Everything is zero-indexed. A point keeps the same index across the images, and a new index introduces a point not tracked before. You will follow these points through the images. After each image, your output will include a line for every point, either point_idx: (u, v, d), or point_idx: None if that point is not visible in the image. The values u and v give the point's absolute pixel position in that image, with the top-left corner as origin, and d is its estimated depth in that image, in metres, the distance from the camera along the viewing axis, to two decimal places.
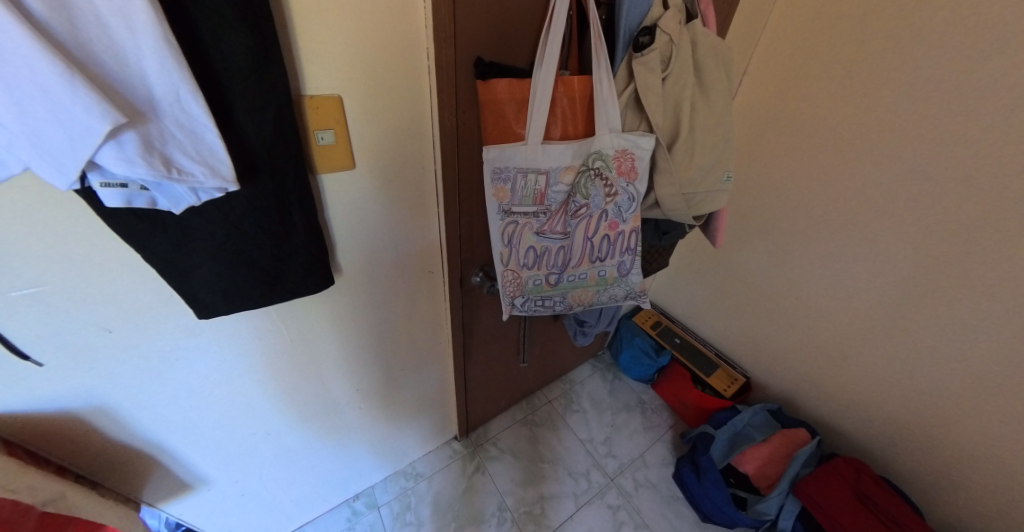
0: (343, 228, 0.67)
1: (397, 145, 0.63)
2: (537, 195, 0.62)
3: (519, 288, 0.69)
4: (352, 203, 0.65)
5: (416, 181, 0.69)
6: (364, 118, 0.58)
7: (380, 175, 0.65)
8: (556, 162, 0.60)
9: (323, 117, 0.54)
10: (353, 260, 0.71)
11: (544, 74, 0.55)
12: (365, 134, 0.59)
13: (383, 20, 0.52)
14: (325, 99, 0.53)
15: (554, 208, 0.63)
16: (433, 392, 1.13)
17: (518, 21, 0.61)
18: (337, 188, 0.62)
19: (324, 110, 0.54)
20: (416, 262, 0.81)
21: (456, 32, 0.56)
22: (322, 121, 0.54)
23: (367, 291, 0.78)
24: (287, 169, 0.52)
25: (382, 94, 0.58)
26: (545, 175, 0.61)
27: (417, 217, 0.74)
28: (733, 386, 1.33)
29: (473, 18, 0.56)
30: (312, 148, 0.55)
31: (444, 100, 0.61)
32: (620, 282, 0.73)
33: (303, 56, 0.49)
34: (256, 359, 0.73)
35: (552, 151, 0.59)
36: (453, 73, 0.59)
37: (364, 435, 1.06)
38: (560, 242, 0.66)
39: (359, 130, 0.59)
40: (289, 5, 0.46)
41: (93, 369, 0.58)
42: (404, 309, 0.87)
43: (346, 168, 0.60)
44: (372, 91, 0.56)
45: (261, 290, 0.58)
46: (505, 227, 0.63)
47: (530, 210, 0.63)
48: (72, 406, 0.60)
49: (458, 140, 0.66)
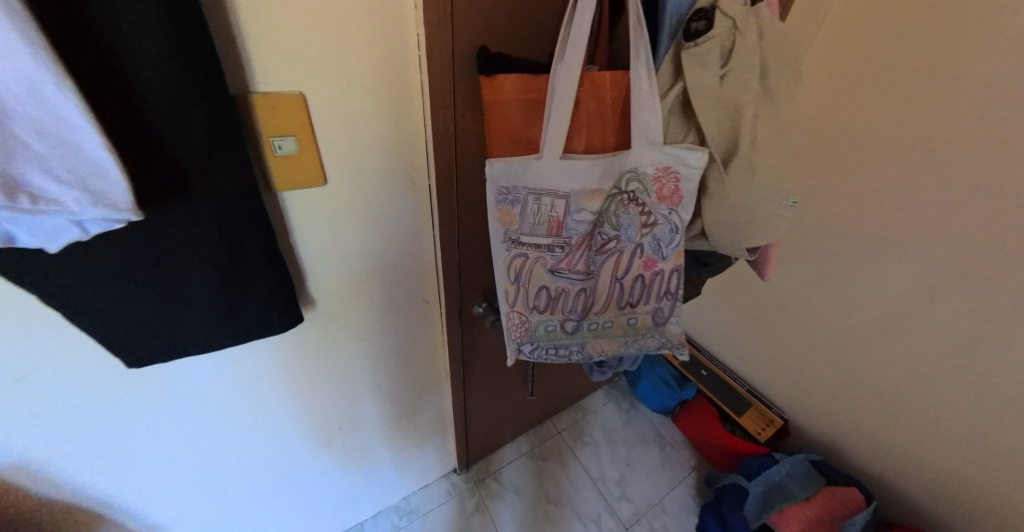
0: (318, 254, 0.55)
1: (380, 154, 0.51)
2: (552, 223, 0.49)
3: (526, 332, 0.55)
4: (326, 227, 0.53)
5: (407, 197, 0.57)
6: (338, 121, 0.46)
7: (360, 190, 0.53)
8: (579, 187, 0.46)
9: (280, 121, 0.42)
10: (329, 290, 0.60)
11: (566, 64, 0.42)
12: (338, 140, 0.47)
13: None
14: (287, 98, 0.42)
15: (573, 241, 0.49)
16: (429, 427, 1.01)
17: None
18: (305, 207, 0.50)
19: (283, 113, 0.42)
20: (406, 291, 0.68)
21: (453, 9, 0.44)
22: (280, 126, 0.43)
23: (347, 323, 0.66)
24: (233, 187, 0.40)
25: (359, 91, 0.45)
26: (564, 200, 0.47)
27: (407, 240, 0.61)
28: (769, 429, 1.17)
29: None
30: (266, 157, 0.43)
31: (438, 96, 0.48)
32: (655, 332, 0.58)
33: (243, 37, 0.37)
34: (216, 400, 0.62)
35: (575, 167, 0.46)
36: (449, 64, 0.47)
37: (351, 472, 0.95)
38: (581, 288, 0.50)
39: (329, 135, 0.46)
40: None
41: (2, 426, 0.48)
42: (393, 341, 0.75)
43: (315, 183, 0.48)
44: (347, 87, 0.44)
45: (205, 331, 0.47)
46: (511, 261, 0.51)
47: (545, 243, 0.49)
48: None
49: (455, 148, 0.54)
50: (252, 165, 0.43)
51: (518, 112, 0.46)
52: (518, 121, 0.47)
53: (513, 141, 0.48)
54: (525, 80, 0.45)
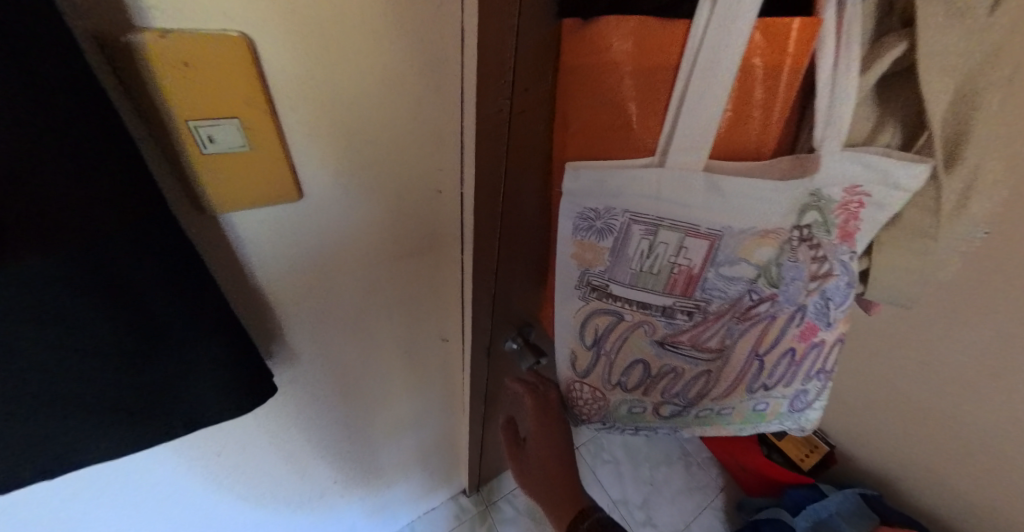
0: (294, 290, 0.39)
1: (388, 148, 0.33)
2: (681, 275, 0.31)
3: (599, 410, 0.39)
4: (305, 253, 0.37)
5: (425, 210, 0.40)
6: (312, 96, 0.28)
7: (354, 201, 0.35)
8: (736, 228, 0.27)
9: (208, 96, 0.23)
10: (312, 332, 0.44)
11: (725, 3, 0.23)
12: (314, 126, 0.29)
13: None
14: (221, 50, 0.22)
15: (710, 304, 0.31)
16: (441, 463, 0.86)
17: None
18: (270, 230, 0.33)
19: (211, 80, 0.23)
20: (417, 326, 0.52)
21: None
22: (208, 105, 0.23)
23: (337, 366, 0.50)
24: (128, 220, 0.21)
25: (348, 43, 0.27)
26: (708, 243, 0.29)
27: (421, 264, 0.45)
28: (814, 456, 0.98)
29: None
30: (187, 158, 0.25)
31: (493, 58, 0.28)
32: (788, 417, 0.38)
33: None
34: (172, 471, 0.47)
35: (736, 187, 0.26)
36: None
37: (350, 520, 0.80)
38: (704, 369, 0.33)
39: (299, 119, 0.28)
40: None
41: None
42: (401, 382, 0.58)
43: (287, 195, 0.31)
44: (327, 32, 0.26)
45: (113, 446, 0.29)
46: (592, 317, 0.34)
47: (660, 305, 0.31)
48: None
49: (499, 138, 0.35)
50: (152, 170, 0.26)
51: (630, 90, 0.27)
52: (629, 105, 0.28)
53: (617, 138, 0.29)
54: (649, 32, 0.26)
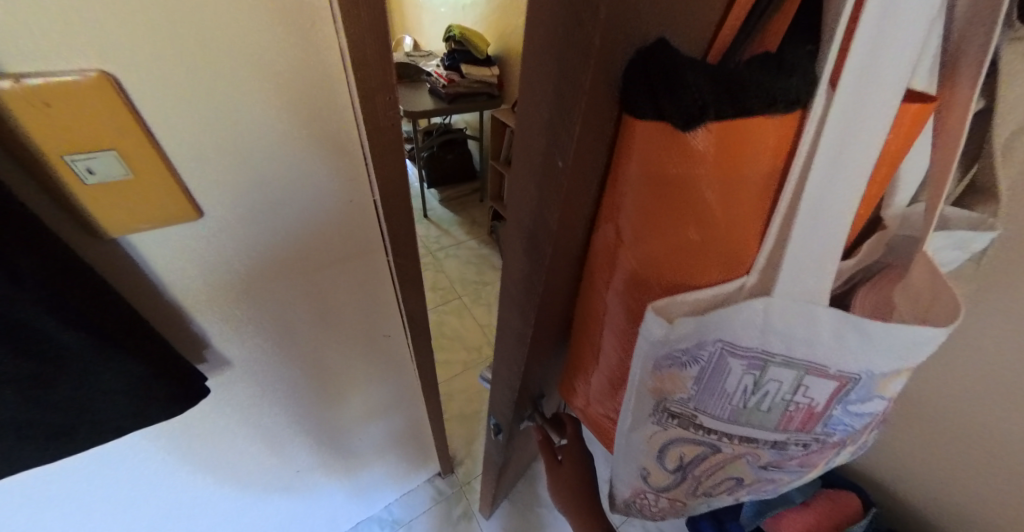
0: (204, 314, 0.36)
1: (296, 160, 0.30)
2: (793, 413, 0.26)
3: (670, 510, 0.36)
4: (209, 277, 0.33)
5: (337, 219, 0.36)
6: (192, 111, 0.25)
7: (258, 222, 0.32)
8: (872, 368, 0.23)
9: (53, 116, 0.20)
10: (248, 347, 0.42)
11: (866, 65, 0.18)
12: (201, 144, 0.26)
13: None
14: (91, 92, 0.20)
15: (822, 431, 0.27)
16: (423, 453, 0.86)
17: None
18: (138, 264, 0.30)
19: (65, 102, 0.20)
20: (365, 337, 0.49)
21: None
22: (61, 133, 0.20)
23: (291, 379, 0.49)
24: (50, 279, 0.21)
25: (216, 45, 0.23)
26: (839, 383, 0.24)
27: (358, 272, 0.42)
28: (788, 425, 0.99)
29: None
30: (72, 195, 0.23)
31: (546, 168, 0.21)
32: None
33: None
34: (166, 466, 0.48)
35: (895, 335, 0.22)
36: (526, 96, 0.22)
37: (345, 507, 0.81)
38: (800, 471, 0.30)
39: (182, 143, 0.25)
40: None
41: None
42: (363, 388, 0.57)
43: (186, 216, 0.29)
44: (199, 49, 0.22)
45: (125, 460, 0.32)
46: (676, 444, 0.29)
47: (769, 439, 0.27)
48: None
49: (514, 244, 0.30)
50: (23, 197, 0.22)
51: (719, 202, 0.21)
52: (720, 219, 0.22)
53: (705, 256, 0.23)
54: (754, 134, 0.19)
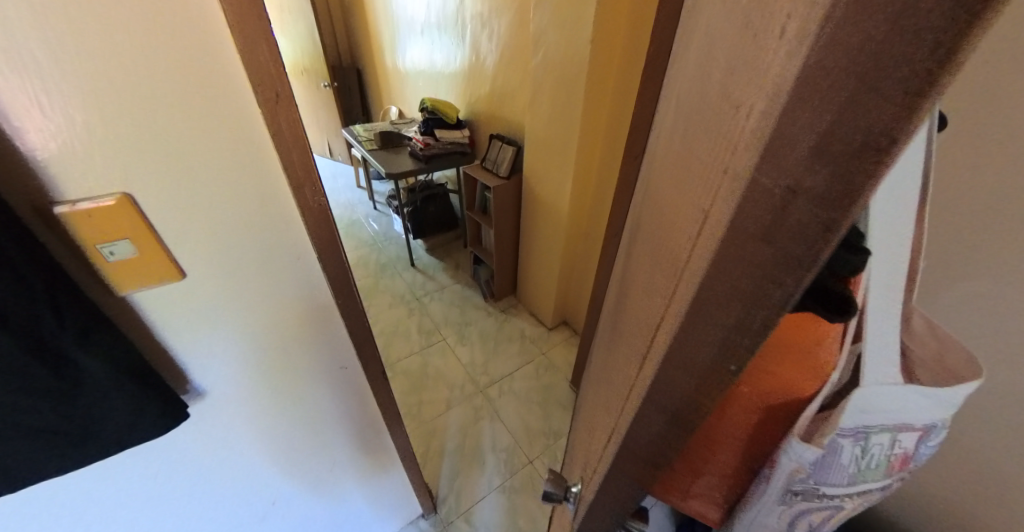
0: (198, 341, 0.56)
1: (264, 236, 0.53)
2: (891, 462, 0.40)
3: None
4: (238, 315, 0.57)
5: (298, 273, 0.58)
6: (194, 214, 0.47)
7: (254, 277, 0.55)
8: (935, 415, 0.38)
9: (162, 231, 0.46)
10: (248, 361, 0.63)
11: (882, 234, 0.33)
12: (218, 237, 0.50)
13: (225, 137, 0.44)
14: (120, 205, 0.42)
15: (904, 468, 0.41)
16: (391, 455, 1.00)
17: (696, 151, 0.31)
18: (179, 295, 0.51)
19: (95, 210, 0.41)
20: (331, 349, 0.70)
21: (701, 226, 0.26)
22: (137, 232, 0.44)
23: (288, 380, 0.69)
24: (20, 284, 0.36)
25: (227, 171, 0.46)
26: (921, 432, 0.39)
27: (317, 305, 0.63)
28: None
29: (715, 177, 0.25)
30: (92, 268, 0.44)
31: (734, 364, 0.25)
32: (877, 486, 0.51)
33: (23, 131, 0.37)
34: (242, 436, 0.71)
35: (946, 397, 0.37)
36: (681, 320, 0.27)
37: (359, 492, 1.01)
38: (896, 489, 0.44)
39: (192, 233, 0.48)
40: (119, 155, 0.41)
41: (85, 476, 0.59)
42: (342, 387, 0.77)
43: (176, 277, 0.49)
44: (237, 199, 0.48)
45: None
46: (807, 506, 0.42)
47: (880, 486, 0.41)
48: (67, 509, 0.61)
49: (648, 413, 0.34)
50: (60, 255, 0.42)
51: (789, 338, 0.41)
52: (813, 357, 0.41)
53: (801, 381, 0.40)
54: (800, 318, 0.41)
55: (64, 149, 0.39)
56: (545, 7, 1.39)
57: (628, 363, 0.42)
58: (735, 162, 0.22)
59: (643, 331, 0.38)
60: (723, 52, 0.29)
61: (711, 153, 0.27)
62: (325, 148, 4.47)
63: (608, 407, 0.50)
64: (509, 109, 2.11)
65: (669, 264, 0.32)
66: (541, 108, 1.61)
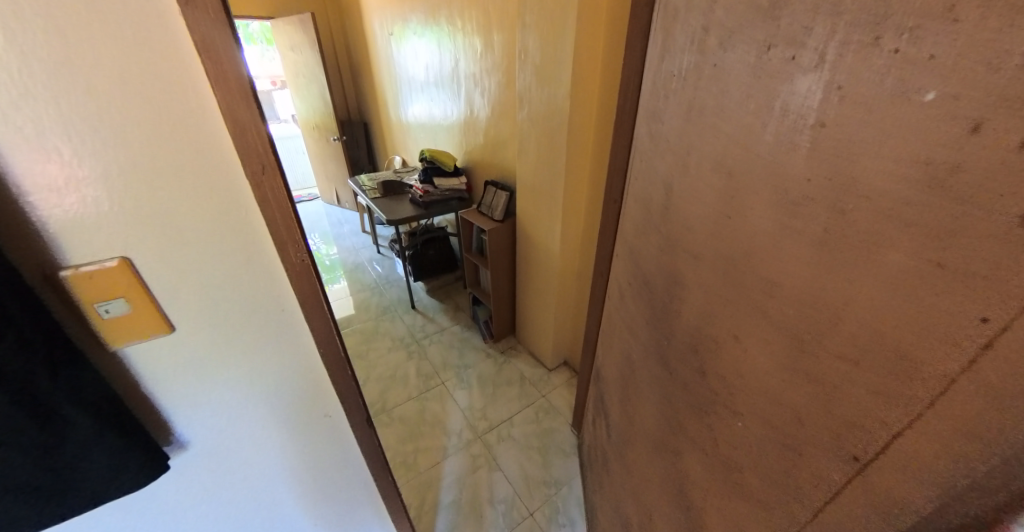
0: (184, 393, 0.59)
1: (251, 289, 0.56)
2: None
3: None
4: (224, 365, 0.60)
5: (282, 323, 0.61)
6: (185, 272, 0.51)
7: (239, 328, 0.58)
8: None
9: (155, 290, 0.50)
10: (233, 411, 0.64)
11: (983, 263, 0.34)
12: (207, 292, 0.54)
13: (216, 202, 0.49)
14: (119, 269, 0.47)
15: None
16: (378, 511, 0.97)
17: (879, 258, 0.35)
18: (168, 348, 0.54)
19: (96, 274, 0.46)
20: (316, 396, 0.71)
21: (993, 340, 0.29)
22: (133, 291, 0.49)
23: (273, 429, 0.70)
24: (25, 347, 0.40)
25: (218, 234, 0.51)
26: None
27: (300, 354, 0.65)
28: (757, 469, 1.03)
29: (988, 298, 0.29)
30: (89, 326, 0.48)
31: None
32: None
33: (40, 209, 0.42)
34: (226, 489, 0.71)
35: None
36: (995, 422, 0.30)
37: None
38: None
39: (183, 289, 0.52)
40: (121, 224, 0.46)
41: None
42: (327, 435, 0.78)
43: (166, 331, 0.53)
44: (226, 256, 0.53)
45: None
46: None
47: None
48: None
49: (927, 510, 0.35)
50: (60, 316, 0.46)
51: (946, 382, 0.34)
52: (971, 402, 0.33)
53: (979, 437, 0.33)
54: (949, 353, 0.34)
55: (70, 221, 0.44)
56: (528, 68, 1.53)
57: (815, 450, 0.43)
58: (1020, 290, 0.27)
59: (847, 421, 0.40)
60: (899, 147, 0.32)
61: (927, 262, 0.32)
62: (332, 196, 4.66)
63: (766, 481, 0.50)
64: (502, 157, 2.23)
65: (887, 361, 0.35)
66: (529, 157, 1.71)
